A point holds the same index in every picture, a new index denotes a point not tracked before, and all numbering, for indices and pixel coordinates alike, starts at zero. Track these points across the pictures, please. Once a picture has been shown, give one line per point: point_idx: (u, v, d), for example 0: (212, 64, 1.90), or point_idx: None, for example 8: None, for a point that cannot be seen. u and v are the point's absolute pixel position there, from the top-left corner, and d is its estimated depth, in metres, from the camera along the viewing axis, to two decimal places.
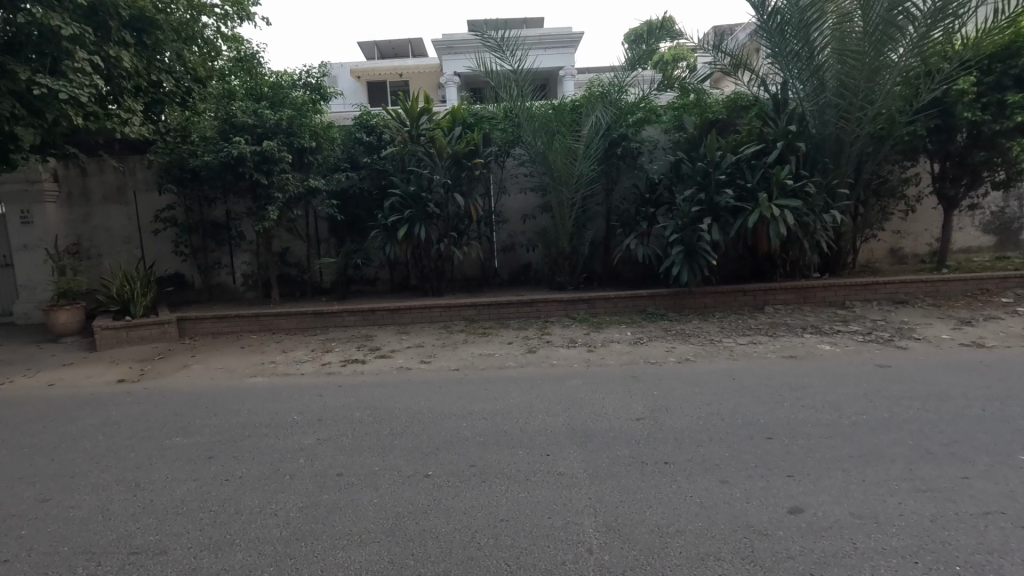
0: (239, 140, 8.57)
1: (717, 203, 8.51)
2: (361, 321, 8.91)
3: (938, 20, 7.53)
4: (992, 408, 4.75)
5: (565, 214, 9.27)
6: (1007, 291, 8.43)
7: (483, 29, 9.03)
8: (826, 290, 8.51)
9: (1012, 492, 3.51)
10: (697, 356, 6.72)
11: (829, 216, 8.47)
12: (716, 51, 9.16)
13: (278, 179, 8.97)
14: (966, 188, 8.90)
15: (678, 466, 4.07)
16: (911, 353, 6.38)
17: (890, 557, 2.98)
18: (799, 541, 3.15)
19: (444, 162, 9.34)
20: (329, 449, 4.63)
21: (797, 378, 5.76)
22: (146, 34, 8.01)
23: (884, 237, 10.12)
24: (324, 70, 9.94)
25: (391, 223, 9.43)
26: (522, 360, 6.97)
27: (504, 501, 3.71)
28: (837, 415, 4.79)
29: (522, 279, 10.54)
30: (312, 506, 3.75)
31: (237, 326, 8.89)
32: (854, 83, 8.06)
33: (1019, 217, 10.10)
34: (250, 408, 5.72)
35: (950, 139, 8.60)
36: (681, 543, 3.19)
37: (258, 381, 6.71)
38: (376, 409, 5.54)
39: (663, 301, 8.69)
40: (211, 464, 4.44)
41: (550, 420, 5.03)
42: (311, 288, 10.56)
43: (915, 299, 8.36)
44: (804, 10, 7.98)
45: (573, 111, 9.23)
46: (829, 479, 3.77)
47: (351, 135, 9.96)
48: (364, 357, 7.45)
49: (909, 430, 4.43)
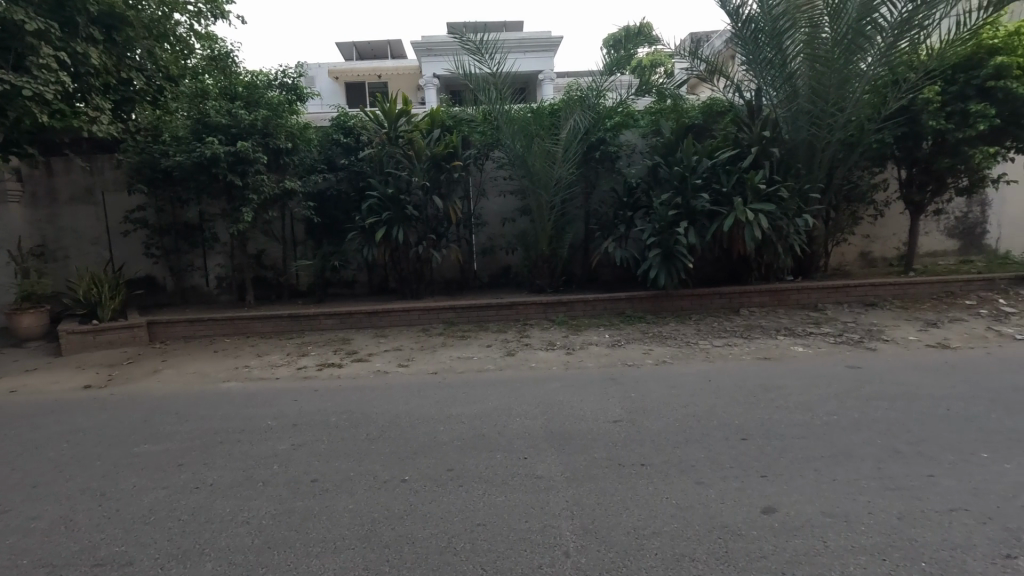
0: (212, 140, 8.34)
1: (694, 207, 8.63)
2: (339, 323, 8.80)
3: (904, 31, 7.78)
4: (957, 408, 4.89)
5: (544, 216, 9.31)
6: (972, 293, 8.70)
7: (463, 32, 9.11)
8: (799, 293, 8.69)
9: (975, 489, 3.62)
10: (675, 358, 6.80)
11: (802, 219, 8.65)
12: (693, 57, 9.31)
13: (253, 180, 8.79)
14: (932, 194, 9.15)
15: (654, 467, 4.10)
16: (880, 354, 6.54)
17: (860, 554, 3.05)
18: (771, 541, 3.20)
19: (423, 163, 9.27)
20: (305, 454, 4.56)
21: (771, 379, 5.87)
22: (116, 30, 7.96)
23: (854, 241, 10.37)
24: (301, 70, 9.74)
25: (369, 225, 9.38)
26: (501, 362, 6.97)
27: (482, 505, 3.69)
28: (810, 416, 4.89)
29: (502, 281, 10.54)
30: (285, 514, 3.68)
31: (212, 330, 8.75)
32: (825, 90, 8.26)
33: (982, 223, 10.45)
34: (224, 413, 5.61)
35: (916, 146, 8.81)
36: (658, 545, 3.21)
37: (231, 386, 6.58)
38: (353, 413, 5.47)
39: (642, 303, 8.78)
40: (182, 472, 4.33)
41: (528, 423, 5.03)
42: (288, 290, 10.41)
43: (885, 301, 8.59)
44: (777, 18, 8.18)
45: (552, 115, 9.29)
46: (801, 480, 3.83)
47: (328, 137, 9.87)
48: (342, 360, 7.37)
49: (878, 429, 4.54)
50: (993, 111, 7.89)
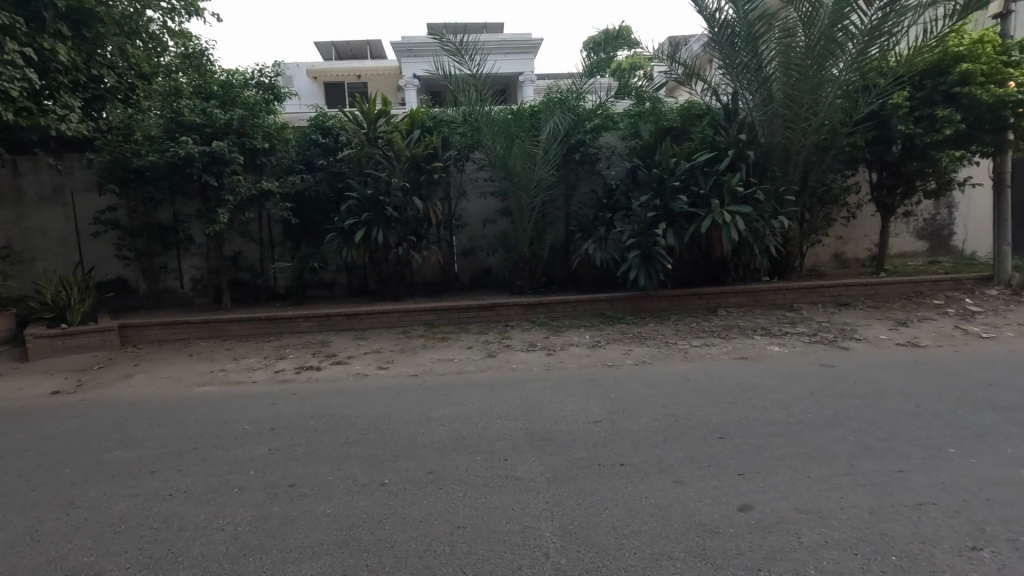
0: (186, 140, 8.18)
1: (672, 208, 8.74)
2: (317, 326, 8.70)
3: (874, 37, 8.07)
4: (926, 405, 5.02)
5: (525, 218, 9.33)
6: (940, 293, 8.95)
7: (442, 33, 9.08)
8: (775, 293, 8.85)
9: (943, 484, 3.73)
10: (654, 358, 6.87)
11: (777, 221, 8.80)
12: (671, 60, 9.48)
13: (229, 181, 8.63)
14: (902, 196, 9.39)
15: (634, 467, 4.13)
16: (853, 353, 6.69)
17: (833, 549, 3.11)
18: (748, 537, 3.25)
19: (403, 164, 9.24)
20: (282, 459, 4.49)
21: (748, 378, 5.95)
22: (86, 26, 7.91)
23: (828, 242, 10.60)
24: (278, 69, 9.59)
25: (348, 226, 9.29)
26: (482, 364, 6.96)
27: (461, 508, 3.68)
28: (786, 414, 4.97)
29: (483, 282, 10.50)
30: (261, 520, 3.62)
31: (187, 333, 8.59)
32: (799, 95, 8.42)
33: (949, 224, 10.77)
34: (198, 419, 5.49)
35: (886, 150, 9.01)
36: (637, 544, 3.23)
37: (207, 390, 6.45)
38: (332, 416, 5.41)
39: (621, 305, 8.85)
40: (155, 479, 4.23)
41: (509, 424, 5.03)
42: (265, 293, 10.25)
43: (857, 301, 8.79)
44: (753, 22, 8.38)
45: (532, 117, 9.32)
46: (777, 477, 3.90)
47: (306, 137, 9.74)
48: (320, 363, 7.27)
49: (851, 426, 4.64)
50: (958, 117, 8.10)
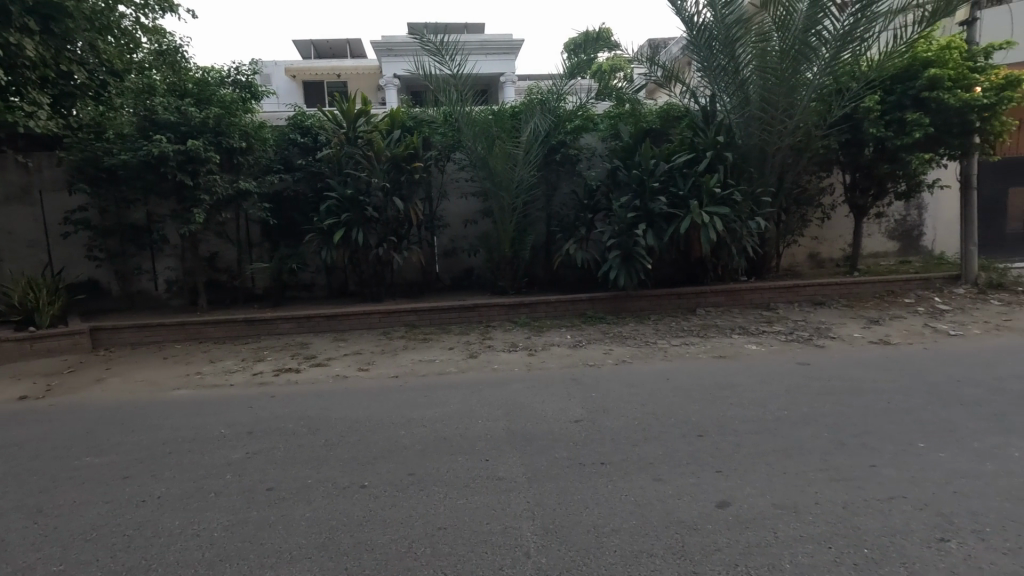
0: (160, 138, 8.02)
1: (652, 209, 8.83)
2: (296, 327, 8.59)
3: (846, 43, 8.23)
4: (897, 401, 5.16)
5: (506, 218, 9.33)
6: (910, 292, 9.19)
7: (423, 33, 9.09)
8: (752, 293, 8.99)
9: (913, 477, 3.83)
10: (634, 357, 6.93)
11: (754, 222, 8.95)
12: (651, 63, 9.53)
13: (205, 181, 8.46)
14: (875, 197, 9.61)
15: (614, 466, 4.16)
16: (828, 351, 6.83)
17: (808, 543, 3.18)
18: (726, 533, 3.30)
19: (383, 164, 9.18)
20: (261, 462, 4.43)
21: (726, 377, 6.04)
22: (54, 21, 7.66)
23: (803, 242, 10.81)
24: (255, 67, 9.40)
25: (327, 227, 9.20)
26: (463, 365, 6.93)
27: (442, 509, 3.66)
28: (763, 411, 5.06)
29: (464, 283, 10.47)
30: (239, 525, 3.56)
31: (162, 336, 8.42)
32: (775, 98, 8.58)
33: (919, 225, 11.06)
34: (174, 423, 5.39)
35: (859, 152, 9.25)
36: (617, 542, 3.26)
37: (183, 393, 6.33)
38: (312, 419, 5.34)
39: (602, 305, 8.91)
40: (128, 485, 4.14)
41: (490, 425, 5.03)
42: (242, 294, 10.09)
43: (832, 300, 8.98)
44: (730, 26, 8.52)
45: (513, 117, 9.33)
46: (754, 473, 3.96)
47: (284, 137, 9.62)
48: (299, 365, 7.18)
49: (825, 423, 4.74)
50: (927, 120, 8.32)
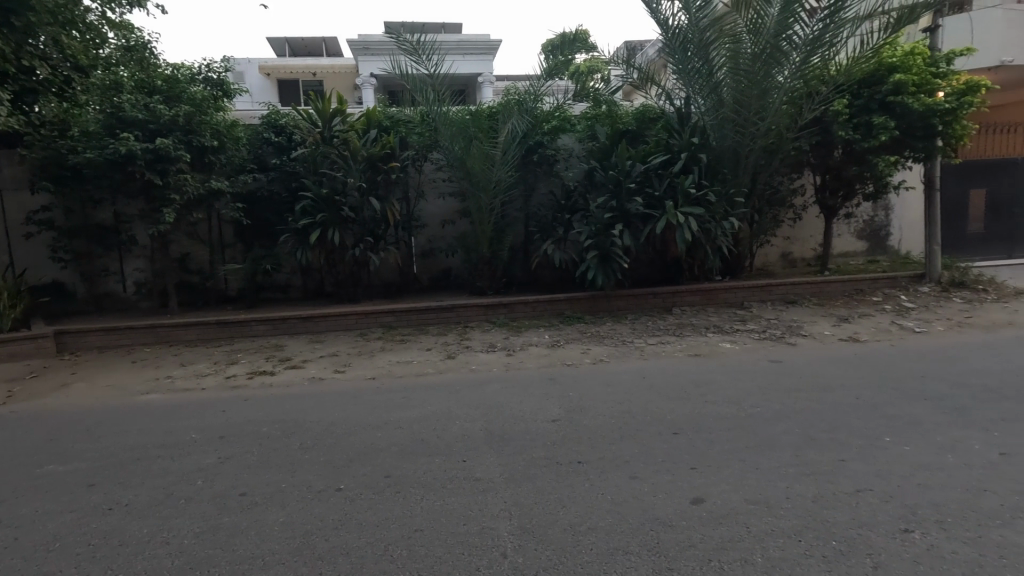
0: (127, 136, 7.80)
1: (628, 210, 8.91)
2: (271, 329, 8.46)
3: (815, 48, 8.44)
4: (865, 397, 5.30)
5: (484, 218, 9.31)
6: (878, 290, 9.45)
7: (400, 31, 9.00)
8: (726, 292, 9.14)
9: (880, 471, 3.93)
10: (612, 356, 6.98)
11: (728, 222, 9.09)
12: (627, 65, 9.66)
13: (175, 180, 8.27)
14: (844, 198, 9.86)
15: (591, 464, 4.18)
16: (799, 348, 6.99)
17: (779, 537, 3.24)
18: (700, 529, 3.35)
19: (359, 164, 9.09)
20: (233, 467, 4.35)
21: (701, 375, 6.12)
22: (14, 14, 7.50)
23: (776, 242, 11.03)
24: (228, 65, 9.23)
25: (302, 227, 9.08)
26: (441, 366, 6.91)
27: (419, 511, 3.64)
28: (736, 408, 5.15)
29: (443, 284, 10.43)
30: (210, 531, 3.49)
31: (131, 339, 8.21)
32: (747, 100, 8.72)
33: (887, 226, 11.39)
34: (143, 428, 5.25)
35: (829, 154, 9.46)
36: (593, 540, 3.28)
37: (152, 398, 6.17)
38: (286, 423, 5.26)
39: (580, 304, 8.96)
40: (94, 493, 4.02)
41: (467, 426, 5.02)
42: (215, 296, 9.89)
43: (803, 299, 9.17)
44: (704, 29, 8.68)
45: (490, 118, 9.31)
46: (728, 469, 4.03)
47: (257, 136, 9.46)
48: (274, 368, 7.06)
49: (797, 419, 4.85)
50: (892, 124, 8.56)
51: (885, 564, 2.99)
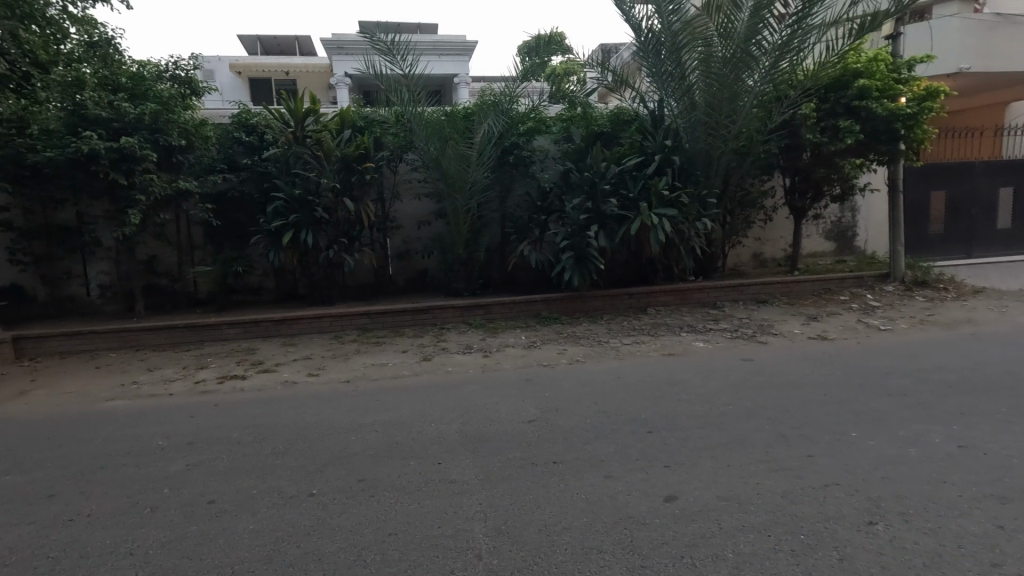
0: (90, 134, 7.57)
1: (603, 211, 9.00)
2: (243, 333, 8.29)
3: (783, 53, 8.64)
4: (832, 393, 5.43)
5: (460, 219, 9.26)
6: (846, 289, 9.70)
7: (374, 31, 8.95)
8: (700, 292, 9.27)
9: (846, 465, 4.04)
10: (587, 356, 7.03)
11: (701, 223, 9.23)
12: (602, 67, 9.75)
13: (140, 180, 8.04)
14: (812, 200, 10.10)
15: (566, 464, 4.20)
16: (769, 347, 7.14)
17: (749, 532, 3.30)
18: (672, 526, 3.39)
19: (332, 164, 8.96)
20: (202, 474, 4.25)
21: (674, 374, 6.20)
22: None
23: (748, 243, 11.25)
24: (196, 62, 9.04)
25: (275, 228, 8.93)
26: (417, 367, 6.86)
27: (394, 514, 3.61)
28: (709, 406, 5.23)
29: (418, 285, 10.35)
30: (176, 541, 3.40)
31: (96, 344, 7.97)
32: (719, 104, 8.87)
33: (853, 226, 11.71)
34: (107, 436, 5.09)
35: (798, 156, 9.66)
36: (568, 540, 3.29)
37: (117, 404, 5.99)
38: (258, 427, 5.16)
39: (557, 305, 9.00)
40: (55, 503, 3.88)
41: (443, 428, 4.99)
42: (184, 299, 9.65)
43: (774, 298, 9.37)
44: (677, 33, 8.79)
45: (466, 119, 9.28)
46: (700, 467, 4.09)
47: (227, 135, 9.26)
48: (245, 372, 6.92)
49: (767, 416, 4.94)
50: (857, 128, 8.82)
51: (850, 556, 3.06)
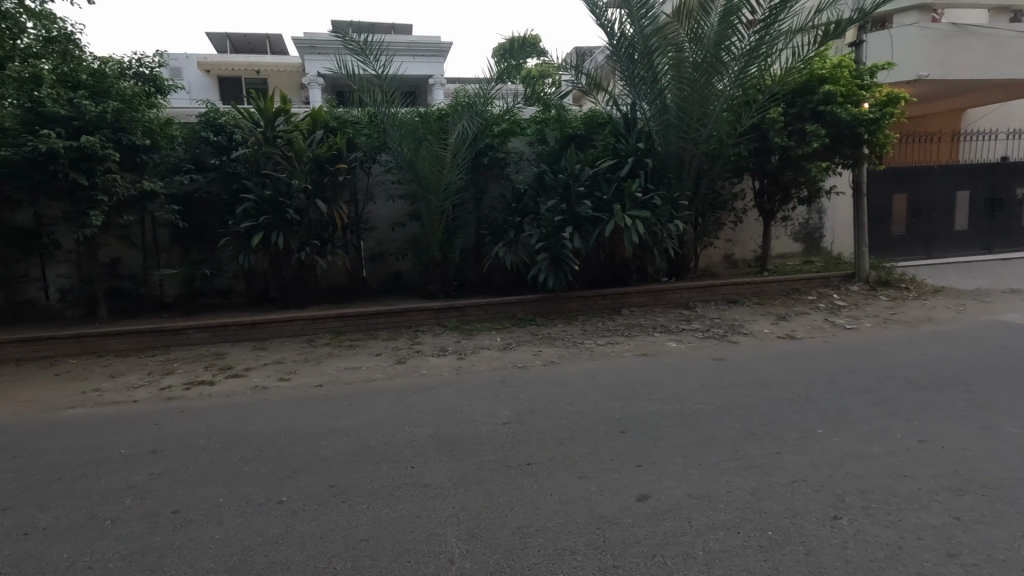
0: (48, 133, 7.37)
1: (578, 212, 9.04)
2: (211, 337, 8.09)
3: (752, 59, 8.83)
4: (800, 391, 5.56)
5: (434, 221, 9.19)
6: (813, 289, 9.95)
7: (346, 31, 8.89)
8: (673, 293, 9.39)
9: (812, 462, 4.13)
10: (562, 357, 7.06)
11: (673, 224, 9.36)
12: (577, 70, 9.83)
13: (103, 181, 7.79)
14: (781, 203, 10.33)
15: (540, 466, 4.20)
16: (740, 347, 7.26)
17: (719, 530, 3.35)
18: (644, 525, 3.42)
19: (304, 165, 8.81)
20: (167, 483, 4.13)
21: (648, 374, 6.26)
22: None
23: (719, 244, 11.46)
24: (161, 59, 8.77)
25: (244, 230, 8.74)
26: (391, 371, 6.79)
27: (365, 520, 3.56)
28: (681, 406, 5.29)
29: (393, 287, 10.24)
30: (138, 553, 3.29)
31: (56, 350, 7.69)
32: (690, 107, 9.01)
33: (820, 228, 12.01)
34: (65, 445, 4.90)
35: (767, 160, 9.84)
36: (540, 542, 3.29)
37: (77, 412, 5.78)
38: (226, 434, 5.03)
39: (532, 307, 9.02)
40: (8, 518, 3.72)
41: (416, 431, 4.95)
42: (149, 303, 9.37)
43: (745, 299, 9.54)
44: (649, 37, 8.93)
45: (440, 120, 9.24)
46: (672, 466, 4.13)
47: (195, 134, 9.03)
48: (213, 377, 6.74)
49: (737, 415, 5.03)
50: (823, 132, 9.06)
51: (816, 551, 3.13)
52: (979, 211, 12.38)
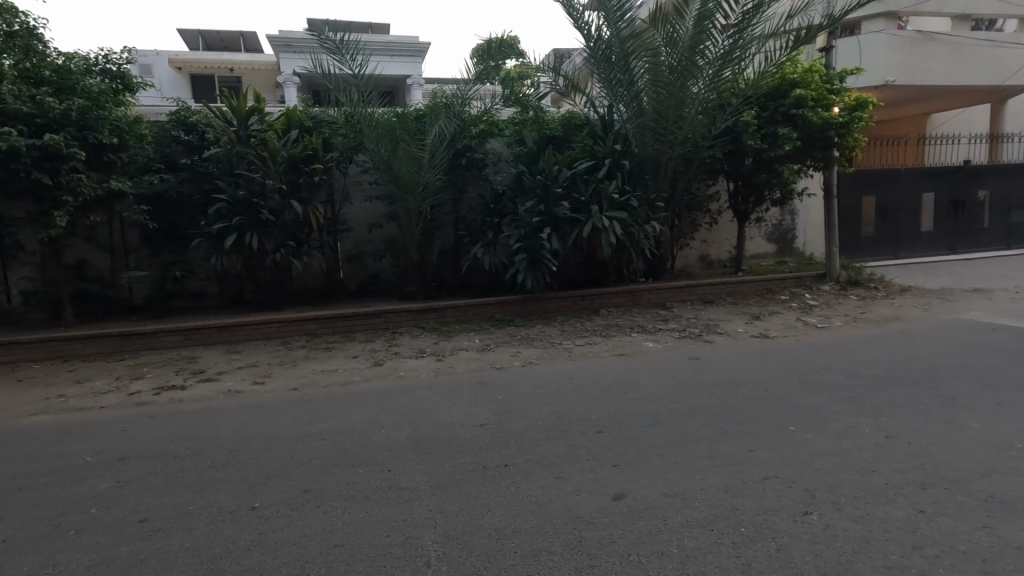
0: (9, 131, 7.05)
1: (556, 213, 9.07)
2: (183, 341, 7.91)
3: (725, 63, 8.98)
4: (773, 390, 5.65)
5: (412, 221, 9.13)
6: (786, 289, 10.15)
7: (322, 29, 8.80)
8: (650, 293, 9.49)
9: (784, 459, 4.21)
10: (541, 358, 7.07)
11: (650, 226, 9.46)
12: (555, 72, 9.86)
13: (68, 180, 7.53)
14: (755, 204, 10.52)
15: (518, 467, 4.20)
16: (715, 346, 7.36)
17: (693, 528, 3.39)
18: (620, 524, 3.44)
19: (278, 165, 8.69)
20: (135, 491, 4.02)
21: (625, 374, 6.31)
22: None
23: (695, 245, 11.62)
24: (129, 56, 8.58)
25: (217, 231, 8.57)
26: (368, 373, 6.72)
27: (341, 525, 3.52)
28: (657, 405, 5.34)
29: (370, 289, 10.14)
30: (103, 564, 3.19)
31: (18, 355, 7.44)
32: (665, 110, 9.13)
33: (793, 229, 12.26)
34: (27, 454, 4.74)
35: (741, 162, 9.99)
36: (517, 543, 3.29)
37: (40, 420, 5.60)
38: (197, 440, 4.92)
39: (510, 308, 9.03)
40: None
41: (394, 434, 4.90)
42: (118, 306, 9.12)
43: (720, 299, 9.68)
44: (625, 40, 9.01)
45: (418, 120, 9.18)
46: (649, 465, 4.17)
47: (165, 133, 8.85)
48: (184, 382, 6.59)
49: (712, 413, 5.09)
50: (795, 135, 9.24)
51: (787, 546, 3.20)
52: (943, 213, 12.76)
